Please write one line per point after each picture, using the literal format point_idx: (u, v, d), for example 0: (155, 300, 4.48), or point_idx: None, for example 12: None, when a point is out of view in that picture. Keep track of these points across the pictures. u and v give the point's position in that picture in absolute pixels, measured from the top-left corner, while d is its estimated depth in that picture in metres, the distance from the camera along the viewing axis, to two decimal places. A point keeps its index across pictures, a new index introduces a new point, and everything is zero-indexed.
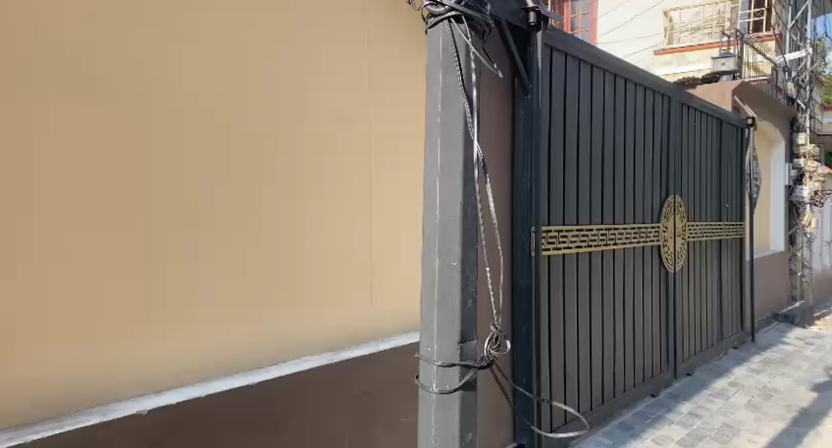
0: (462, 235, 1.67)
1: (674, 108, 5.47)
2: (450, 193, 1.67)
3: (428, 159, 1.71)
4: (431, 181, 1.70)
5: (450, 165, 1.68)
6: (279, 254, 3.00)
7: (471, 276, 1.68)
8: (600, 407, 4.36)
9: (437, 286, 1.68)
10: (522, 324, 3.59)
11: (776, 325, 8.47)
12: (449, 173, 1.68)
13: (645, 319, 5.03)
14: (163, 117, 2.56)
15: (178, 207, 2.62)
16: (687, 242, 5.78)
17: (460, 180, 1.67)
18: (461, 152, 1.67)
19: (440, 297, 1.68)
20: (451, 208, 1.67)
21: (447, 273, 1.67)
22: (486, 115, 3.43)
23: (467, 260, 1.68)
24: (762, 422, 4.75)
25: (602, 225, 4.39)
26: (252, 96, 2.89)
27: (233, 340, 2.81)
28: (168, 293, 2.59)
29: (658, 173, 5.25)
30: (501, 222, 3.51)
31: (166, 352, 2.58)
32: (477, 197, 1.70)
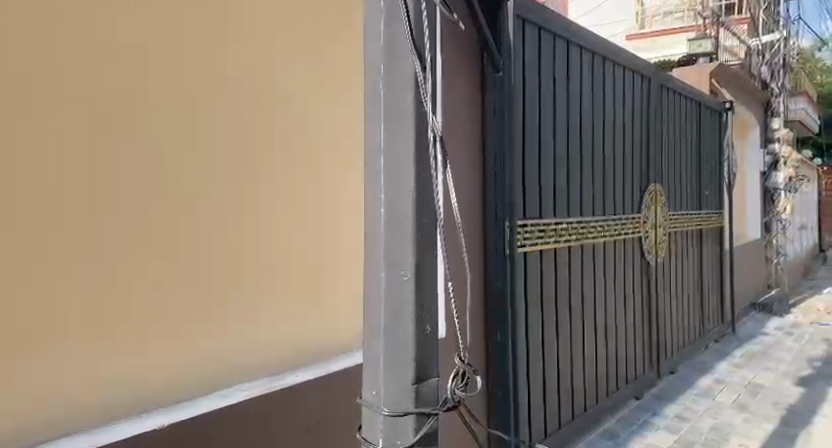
0: (415, 238, 1.24)
1: (654, 91, 5.15)
2: (400, 181, 1.24)
3: (370, 141, 1.29)
4: (373, 166, 1.28)
5: (402, 142, 1.24)
6: (277, 253, 2.47)
7: (428, 292, 1.26)
8: (582, 415, 4.01)
9: (384, 308, 1.26)
10: (497, 331, 3.20)
11: (754, 315, 8.29)
12: (396, 154, 1.25)
13: (627, 316, 4.71)
14: (155, 82, 2.02)
15: (175, 194, 2.09)
16: (667, 233, 5.47)
17: (414, 160, 1.24)
18: (411, 129, 1.24)
19: (386, 322, 1.26)
20: (398, 202, 1.24)
21: (397, 291, 1.25)
22: (454, 95, 3.01)
23: (423, 272, 1.25)
24: (752, 423, 4.46)
25: (581, 218, 4.04)
26: (252, 61, 2.36)
27: (238, 347, 2.29)
28: (168, 301, 2.06)
29: (639, 160, 4.92)
30: (470, 216, 3.11)
31: (167, 360, 2.05)
32: (435, 190, 1.27)
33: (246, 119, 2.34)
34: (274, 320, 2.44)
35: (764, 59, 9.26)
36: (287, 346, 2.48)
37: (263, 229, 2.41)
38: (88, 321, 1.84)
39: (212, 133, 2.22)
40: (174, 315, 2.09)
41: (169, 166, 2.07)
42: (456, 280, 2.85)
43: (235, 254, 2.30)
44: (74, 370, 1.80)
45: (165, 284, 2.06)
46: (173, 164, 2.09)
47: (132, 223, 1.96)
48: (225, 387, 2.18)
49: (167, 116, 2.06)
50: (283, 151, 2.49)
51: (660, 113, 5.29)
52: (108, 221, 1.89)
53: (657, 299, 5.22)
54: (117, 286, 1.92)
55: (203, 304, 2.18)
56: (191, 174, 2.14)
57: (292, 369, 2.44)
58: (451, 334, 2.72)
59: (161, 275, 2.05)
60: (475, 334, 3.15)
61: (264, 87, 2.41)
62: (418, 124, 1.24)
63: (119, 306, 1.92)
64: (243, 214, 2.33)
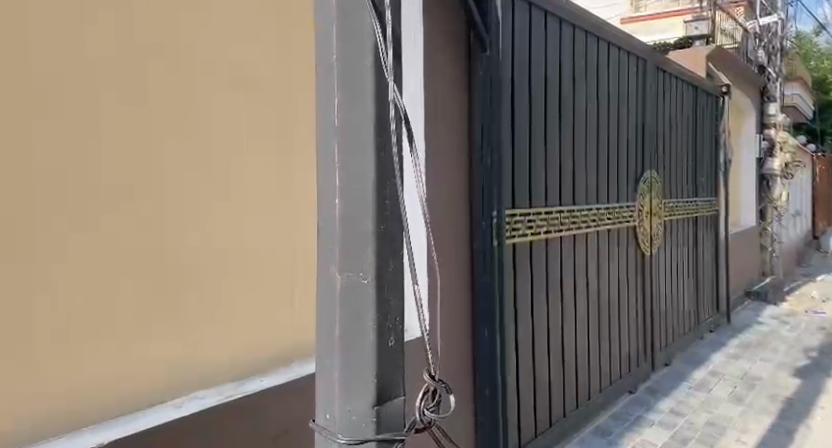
0: (377, 235, 1.05)
1: (649, 74, 4.95)
2: (358, 167, 1.05)
3: (322, 120, 1.09)
4: (327, 151, 1.08)
5: (360, 121, 1.04)
6: (249, 247, 2.31)
7: (391, 299, 1.08)
8: (574, 412, 3.86)
9: (339, 318, 1.07)
10: (484, 326, 3.01)
11: (749, 304, 8.17)
12: (354, 135, 1.05)
13: (621, 308, 4.56)
14: (112, 62, 1.87)
15: (135, 184, 1.94)
16: (662, 222, 5.31)
17: (376, 140, 1.04)
18: (371, 105, 1.04)
19: (341, 334, 1.07)
20: (356, 193, 1.05)
21: (355, 297, 1.06)
22: (438, 76, 2.80)
23: (385, 275, 1.06)
24: (748, 417, 4.32)
25: (573, 207, 3.86)
26: (221, 41, 2.20)
27: (206, 349, 2.14)
28: (131, 300, 1.92)
29: (634, 146, 4.74)
30: (455, 205, 2.92)
31: (130, 365, 1.91)
32: (398, 178, 1.07)
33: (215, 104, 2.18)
34: (248, 319, 2.30)
35: (761, 43, 9.06)
36: (260, 347, 2.33)
37: (235, 221, 2.26)
38: (40, 325, 1.69)
39: (177, 118, 2.06)
40: (138, 313, 1.94)
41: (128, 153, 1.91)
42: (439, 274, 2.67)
43: (205, 248, 2.15)
44: (26, 376, 1.66)
45: (127, 282, 1.91)
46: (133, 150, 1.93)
47: (87, 217, 1.81)
48: (189, 395, 1.98)
49: (125, 101, 1.91)
50: (256, 136, 2.33)
51: (656, 97, 5.11)
52: (58, 214, 1.74)
53: (652, 289, 5.08)
54: (73, 284, 1.78)
55: (169, 302, 2.04)
56: (153, 161, 1.99)
57: (268, 372, 2.30)
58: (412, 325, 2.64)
59: (122, 271, 1.90)
60: (461, 332, 2.96)
61: (235, 69, 2.25)
62: (380, 99, 1.04)
63: (75, 306, 1.78)
64: (211, 206, 2.18)
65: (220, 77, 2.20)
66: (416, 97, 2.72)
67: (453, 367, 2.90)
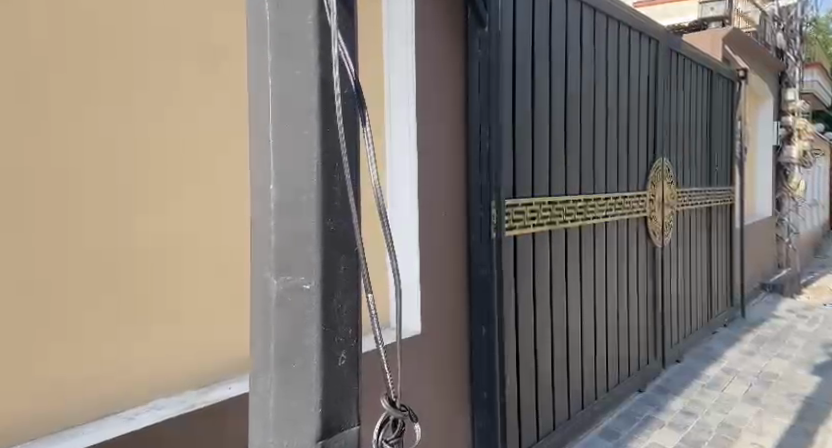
0: (323, 230, 0.85)
1: (662, 57, 4.70)
2: (299, 146, 0.85)
3: (254, 89, 0.89)
4: (260, 127, 0.88)
5: (300, 90, 0.84)
6: (225, 240, 2.13)
7: (341, 308, 0.88)
8: (579, 414, 3.66)
9: (275, 331, 0.88)
10: (481, 325, 2.81)
11: (764, 296, 7.92)
12: (293, 106, 0.85)
13: (630, 302, 4.35)
14: (89, 46, 1.75)
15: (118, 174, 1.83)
16: (675, 212, 5.08)
17: (321, 111, 0.84)
18: (314, 68, 0.83)
19: (278, 351, 0.87)
20: (295, 178, 0.85)
21: (295, 306, 0.86)
22: (432, 54, 2.59)
23: (332, 280, 0.87)
24: (764, 418, 4.10)
25: (580, 196, 3.65)
26: (191, 16, 2.01)
27: (176, 353, 1.97)
28: (115, 297, 1.81)
29: (645, 132, 4.51)
30: (450, 195, 2.71)
31: (89, 369, 1.74)
32: (346, 160, 0.86)
33: (198, 88, 2.04)
34: (235, 316, 2.15)
35: (781, 26, 8.71)
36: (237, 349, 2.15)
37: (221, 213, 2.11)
38: None
39: (159, 100, 1.92)
40: (122, 310, 1.83)
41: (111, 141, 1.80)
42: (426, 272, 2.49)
43: (191, 239, 2.02)
44: None
45: (111, 279, 1.80)
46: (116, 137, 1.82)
47: (65, 211, 1.71)
48: (149, 405, 1.79)
49: (101, 84, 1.78)
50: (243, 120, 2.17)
51: (669, 81, 4.85)
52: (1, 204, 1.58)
53: (663, 283, 4.86)
54: (45, 283, 1.66)
55: (154, 297, 1.91)
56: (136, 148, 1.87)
57: None
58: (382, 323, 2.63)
59: (105, 265, 1.79)
60: (456, 330, 2.76)
61: (221, 49, 2.11)
62: (325, 59, 0.84)
63: (52, 305, 1.67)
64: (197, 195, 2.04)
65: (196, 58, 2.03)
66: (408, 77, 2.51)
67: (448, 369, 2.71)
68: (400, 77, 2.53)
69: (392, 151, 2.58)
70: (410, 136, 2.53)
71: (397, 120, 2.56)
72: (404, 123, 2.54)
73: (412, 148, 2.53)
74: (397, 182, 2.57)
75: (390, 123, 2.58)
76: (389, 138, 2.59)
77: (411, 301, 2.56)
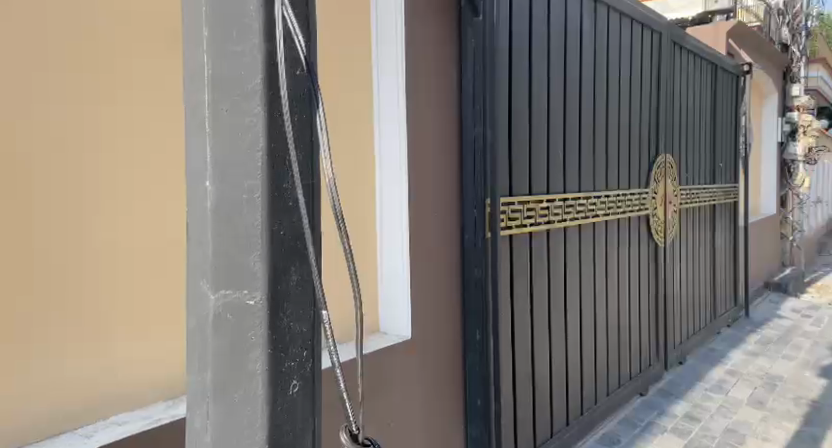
0: (269, 234, 0.72)
1: (665, 50, 4.56)
2: (240, 136, 0.72)
3: (187, 71, 0.75)
4: (195, 114, 0.74)
5: (241, 70, 0.72)
6: None
7: (292, 327, 0.75)
8: (578, 420, 3.54)
9: (212, 355, 0.74)
10: (475, 329, 2.67)
11: (768, 296, 7.79)
12: (235, 87, 0.72)
13: (632, 303, 4.22)
14: (50, 35, 1.61)
15: (89, 168, 1.70)
16: (678, 210, 4.95)
17: (268, 93, 0.71)
18: (258, 46, 0.71)
19: (216, 378, 0.74)
20: (237, 174, 0.72)
21: (235, 327, 0.73)
22: (423, 44, 2.45)
23: (281, 295, 0.74)
24: (770, 424, 3.96)
25: (579, 194, 3.51)
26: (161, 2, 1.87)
27: (145, 363, 1.84)
28: (84, 306, 1.69)
29: (647, 128, 4.37)
30: (442, 193, 2.57)
31: (49, 383, 1.61)
32: (294, 154, 0.73)
33: (170, 80, 1.90)
34: None
35: (786, 20, 8.53)
36: None
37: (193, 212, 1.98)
38: None
39: (125, 93, 1.78)
40: (98, 316, 1.73)
41: (86, 136, 1.69)
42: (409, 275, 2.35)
43: (164, 242, 1.90)
44: None
45: (80, 285, 1.68)
46: (92, 131, 1.71)
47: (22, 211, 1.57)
48: (107, 421, 1.65)
49: (63, 77, 1.64)
50: None
51: (672, 75, 4.71)
52: None
53: (665, 284, 4.73)
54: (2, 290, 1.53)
55: (126, 304, 1.80)
56: (113, 144, 1.76)
57: None
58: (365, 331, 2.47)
59: (68, 269, 1.66)
60: (449, 334, 2.62)
61: None
62: (268, 31, 0.71)
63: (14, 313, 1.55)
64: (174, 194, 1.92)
65: (167, 48, 1.89)
66: (397, 69, 2.37)
67: (440, 376, 2.57)
68: (388, 68, 2.39)
69: (381, 146, 2.46)
70: (399, 132, 2.40)
71: (387, 114, 2.42)
72: (393, 118, 2.41)
73: (401, 143, 2.40)
74: (386, 180, 2.45)
75: (379, 117, 2.45)
76: (378, 132, 2.46)
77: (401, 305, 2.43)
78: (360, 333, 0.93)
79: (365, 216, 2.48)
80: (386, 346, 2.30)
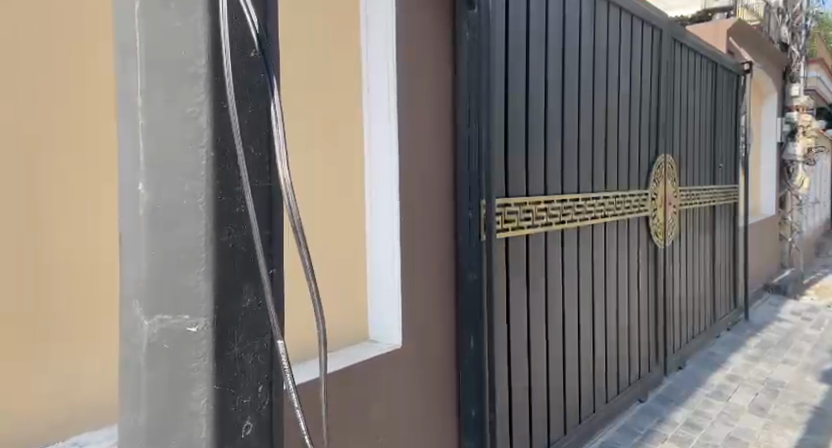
0: (215, 247, 0.63)
1: (666, 47, 4.45)
2: (180, 136, 0.62)
3: (119, 60, 0.65)
4: (126, 110, 0.64)
5: (183, 59, 0.62)
6: None
7: (243, 354, 0.65)
8: (577, 428, 3.43)
9: (146, 389, 0.65)
10: (469, 335, 2.55)
11: (767, 298, 7.70)
12: (177, 79, 0.62)
13: (631, 306, 4.12)
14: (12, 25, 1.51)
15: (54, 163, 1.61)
16: (678, 211, 4.84)
17: (216, 83, 0.62)
18: (200, 33, 0.62)
19: (151, 414, 0.65)
20: (176, 177, 0.63)
21: (176, 355, 0.64)
22: (415, 40, 2.31)
23: (229, 316, 0.64)
24: (772, 431, 3.85)
25: (578, 194, 3.40)
26: None
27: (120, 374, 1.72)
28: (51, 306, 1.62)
29: (647, 127, 4.26)
30: (436, 193, 2.45)
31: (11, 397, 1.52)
32: (242, 156, 0.63)
33: None
34: None
35: (786, 19, 8.43)
36: None
37: None
38: None
39: (96, 86, 1.69)
40: (62, 321, 1.64)
41: (44, 130, 1.59)
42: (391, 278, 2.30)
43: None
44: None
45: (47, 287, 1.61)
46: (43, 131, 1.62)
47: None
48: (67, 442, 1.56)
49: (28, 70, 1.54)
50: None
51: (673, 73, 4.60)
52: None
53: (665, 287, 4.62)
54: None
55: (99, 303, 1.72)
56: (70, 145, 1.67)
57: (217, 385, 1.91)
58: (350, 339, 2.36)
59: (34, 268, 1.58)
60: (442, 341, 2.50)
61: None
62: (214, 15, 0.62)
63: None
64: None
65: None
66: (387, 63, 2.25)
67: (432, 384, 2.45)
68: (378, 63, 2.27)
69: (370, 145, 2.34)
70: (389, 131, 2.27)
71: (376, 111, 2.30)
72: (383, 116, 2.28)
73: (391, 143, 2.27)
74: (375, 180, 2.32)
75: (368, 114, 2.33)
76: (368, 128, 2.33)
77: (391, 310, 2.31)
78: (324, 351, 0.83)
79: (339, 223, 2.41)
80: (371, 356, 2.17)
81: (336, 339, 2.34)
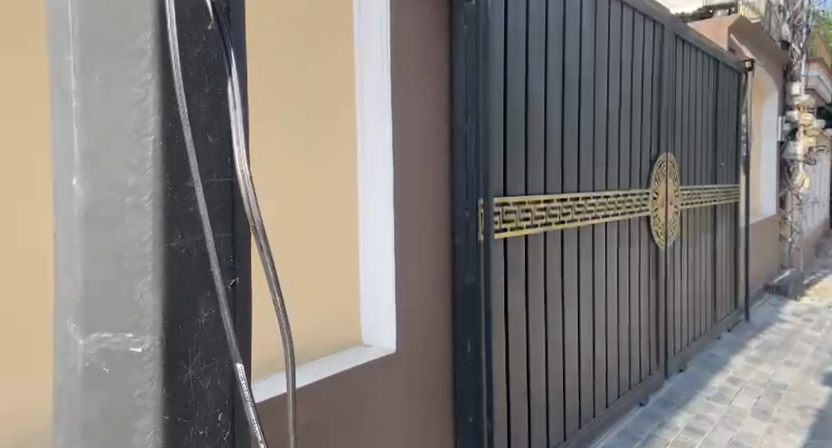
0: (166, 273, 0.65)
1: (668, 44, 4.37)
2: (125, 164, 0.64)
3: (54, 92, 0.67)
4: (60, 123, 0.66)
5: (130, 59, 0.64)
6: None
7: (190, 369, 0.67)
8: (576, 434, 3.34)
9: (80, 388, 0.67)
10: (466, 340, 2.46)
11: (768, 299, 7.61)
12: (122, 81, 0.64)
13: (632, 308, 4.03)
14: None
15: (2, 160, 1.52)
16: (679, 211, 4.76)
17: (166, 82, 0.64)
18: (146, 66, 0.64)
19: (85, 419, 0.67)
20: (120, 205, 0.65)
21: (123, 377, 0.65)
22: (410, 32, 2.22)
23: (182, 337, 0.66)
24: (776, 435, 3.77)
25: (578, 194, 3.32)
26: None
27: None
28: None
29: (648, 125, 4.17)
30: (432, 193, 2.35)
31: None
32: (193, 183, 0.66)
33: None
34: None
35: (787, 17, 8.35)
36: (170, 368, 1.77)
37: None
38: None
39: None
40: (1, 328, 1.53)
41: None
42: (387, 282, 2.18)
43: None
44: None
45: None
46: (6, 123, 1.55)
47: None
48: None
49: None
50: None
51: (674, 70, 4.52)
52: None
53: (666, 288, 4.54)
54: None
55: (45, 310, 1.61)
56: (37, 139, 1.60)
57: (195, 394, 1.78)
58: (340, 345, 2.25)
59: None
60: (438, 346, 2.40)
61: None
62: (163, 49, 0.64)
63: None
64: None
65: None
66: (382, 55, 2.14)
67: (428, 391, 2.36)
68: (372, 55, 2.16)
69: (363, 142, 2.23)
70: (384, 127, 2.16)
71: (371, 106, 2.18)
72: (379, 114, 2.17)
73: (386, 139, 2.17)
74: (368, 179, 2.22)
75: (361, 111, 2.21)
76: (361, 126, 2.22)
77: (384, 316, 2.21)
78: (291, 363, 0.78)
79: (322, 228, 2.28)
80: (365, 361, 2.07)
81: (330, 343, 2.23)
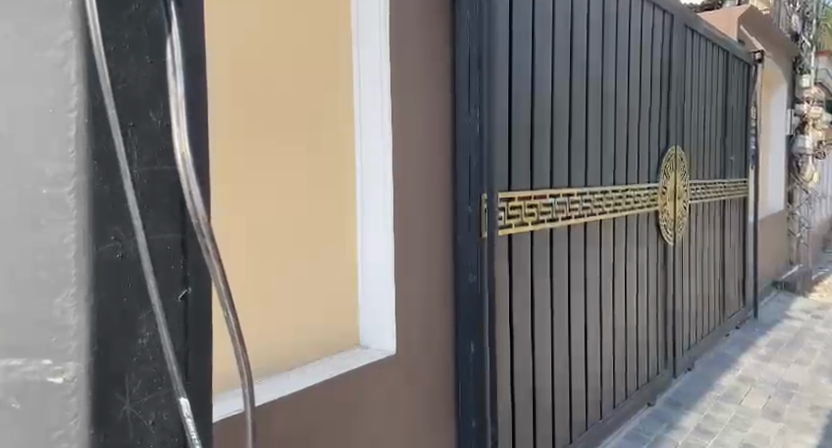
0: (95, 277, 0.58)
1: (678, 34, 4.24)
2: (40, 149, 0.57)
3: None
4: None
5: (47, 17, 0.57)
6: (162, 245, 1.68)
7: (131, 398, 0.61)
8: (583, 436, 3.24)
9: None
10: (469, 341, 2.35)
11: (776, 295, 7.51)
12: (39, 43, 0.57)
13: (640, 306, 3.92)
14: None
15: None
16: (687, 206, 4.65)
17: (89, 41, 0.57)
18: (62, 32, 0.56)
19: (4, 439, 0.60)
20: (35, 194, 0.58)
21: (43, 391, 0.59)
22: (411, 18, 2.10)
23: (118, 351, 0.60)
24: (788, 437, 3.66)
25: (585, 189, 3.21)
26: None
27: None
28: None
29: (657, 117, 4.06)
30: (434, 189, 2.24)
31: None
32: (124, 173, 0.59)
33: None
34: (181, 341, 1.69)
35: (797, 8, 8.21)
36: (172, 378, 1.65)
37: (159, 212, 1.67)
38: None
39: None
40: None
41: None
42: (388, 283, 2.08)
43: None
44: None
45: None
46: None
47: None
48: None
49: None
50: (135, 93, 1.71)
51: (683, 61, 4.39)
52: None
53: (674, 285, 4.43)
54: None
55: None
56: None
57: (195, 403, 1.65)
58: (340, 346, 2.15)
59: None
60: (440, 349, 2.29)
61: None
62: (81, 16, 0.56)
63: None
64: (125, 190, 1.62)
65: None
66: (382, 43, 2.02)
67: (430, 395, 2.25)
68: (371, 43, 2.04)
69: (361, 136, 2.10)
70: (383, 117, 2.05)
71: (368, 93, 2.06)
72: (376, 102, 2.05)
73: (386, 134, 2.05)
74: (366, 169, 2.10)
75: (359, 102, 2.08)
76: (359, 118, 2.10)
77: (384, 319, 2.09)
78: (246, 376, 0.70)
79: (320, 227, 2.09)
80: (365, 363, 1.97)
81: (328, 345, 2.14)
